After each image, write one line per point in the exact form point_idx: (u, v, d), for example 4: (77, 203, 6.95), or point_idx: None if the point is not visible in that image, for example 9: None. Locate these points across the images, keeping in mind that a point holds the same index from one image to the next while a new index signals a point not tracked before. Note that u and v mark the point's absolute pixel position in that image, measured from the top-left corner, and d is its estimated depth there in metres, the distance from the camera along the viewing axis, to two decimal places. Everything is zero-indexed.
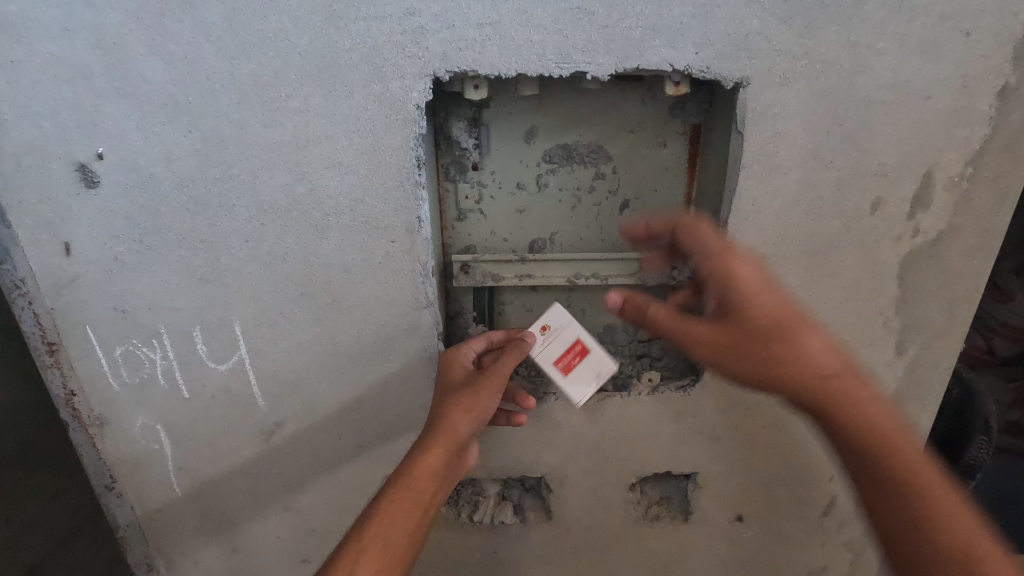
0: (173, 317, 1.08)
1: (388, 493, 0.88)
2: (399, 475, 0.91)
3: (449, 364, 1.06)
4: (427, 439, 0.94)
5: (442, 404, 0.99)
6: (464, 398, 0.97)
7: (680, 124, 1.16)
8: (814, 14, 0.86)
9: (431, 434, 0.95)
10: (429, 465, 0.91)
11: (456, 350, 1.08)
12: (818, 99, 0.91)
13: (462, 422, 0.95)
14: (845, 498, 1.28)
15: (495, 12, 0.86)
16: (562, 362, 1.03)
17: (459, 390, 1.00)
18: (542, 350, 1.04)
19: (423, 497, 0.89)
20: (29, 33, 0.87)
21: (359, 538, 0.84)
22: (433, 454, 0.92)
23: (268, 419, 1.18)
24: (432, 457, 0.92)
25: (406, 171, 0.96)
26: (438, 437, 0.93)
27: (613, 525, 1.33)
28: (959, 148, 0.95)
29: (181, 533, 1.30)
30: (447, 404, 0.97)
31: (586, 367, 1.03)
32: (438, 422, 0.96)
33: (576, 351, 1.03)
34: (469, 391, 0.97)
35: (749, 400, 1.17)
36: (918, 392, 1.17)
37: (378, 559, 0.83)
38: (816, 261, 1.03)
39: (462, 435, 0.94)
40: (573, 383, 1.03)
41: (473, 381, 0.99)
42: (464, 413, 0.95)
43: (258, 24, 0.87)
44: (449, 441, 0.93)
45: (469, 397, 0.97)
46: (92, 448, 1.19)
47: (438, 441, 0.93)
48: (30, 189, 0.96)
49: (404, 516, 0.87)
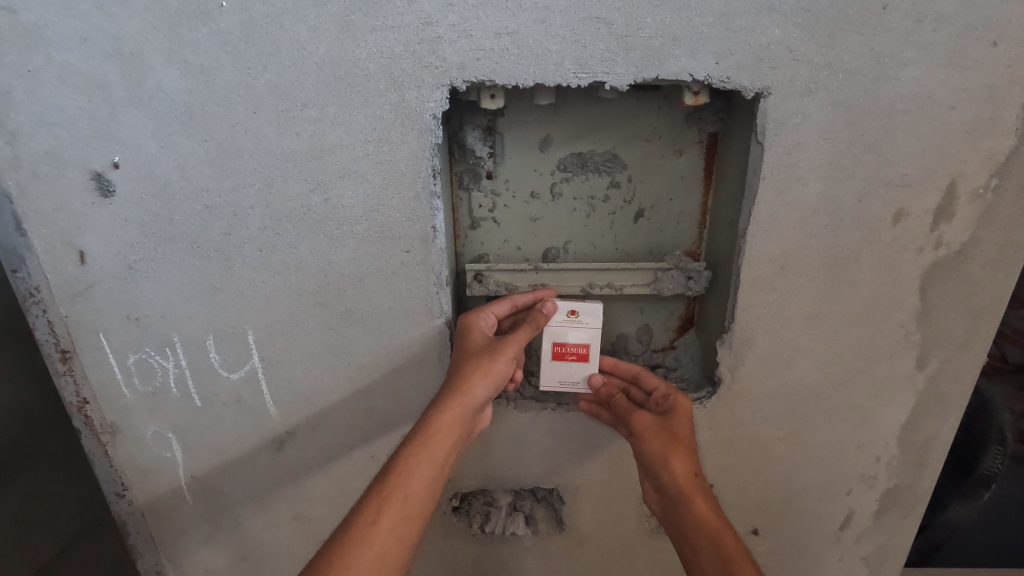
0: (186, 325, 1.08)
1: (408, 448, 0.91)
2: (418, 430, 0.93)
3: (464, 323, 1.05)
4: (444, 399, 0.95)
5: (457, 364, 0.99)
6: (482, 361, 0.98)
7: (697, 133, 1.15)
8: (837, 24, 0.84)
9: (447, 394, 0.96)
10: (447, 423, 0.94)
11: (473, 311, 1.06)
12: (839, 109, 0.89)
13: (480, 385, 0.97)
14: (862, 512, 1.26)
15: (514, 21, 0.85)
16: (562, 345, 1.08)
17: (476, 351, 1.00)
18: (555, 324, 1.07)
19: (440, 453, 0.92)
20: (47, 43, 0.87)
21: (381, 490, 0.88)
22: (450, 411, 0.94)
23: (280, 428, 1.18)
24: (449, 417, 0.94)
25: (421, 181, 0.96)
26: (455, 397, 0.95)
27: (626, 537, 1.31)
28: (984, 159, 0.93)
29: (192, 540, 1.29)
30: (463, 366, 0.98)
31: (575, 368, 1.10)
32: (454, 383, 0.96)
33: (580, 348, 1.09)
34: (487, 355, 0.98)
35: (766, 413, 1.15)
36: (939, 406, 1.14)
37: (399, 509, 0.87)
38: (836, 273, 1.01)
39: (479, 397, 0.96)
40: (554, 366, 1.10)
41: (490, 345, 1.00)
42: (482, 377, 0.97)
43: (275, 34, 0.87)
44: (466, 402, 0.95)
45: (488, 361, 0.98)
46: (104, 456, 1.19)
47: (456, 400, 0.95)
48: (46, 198, 0.96)
49: (424, 468, 0.91)
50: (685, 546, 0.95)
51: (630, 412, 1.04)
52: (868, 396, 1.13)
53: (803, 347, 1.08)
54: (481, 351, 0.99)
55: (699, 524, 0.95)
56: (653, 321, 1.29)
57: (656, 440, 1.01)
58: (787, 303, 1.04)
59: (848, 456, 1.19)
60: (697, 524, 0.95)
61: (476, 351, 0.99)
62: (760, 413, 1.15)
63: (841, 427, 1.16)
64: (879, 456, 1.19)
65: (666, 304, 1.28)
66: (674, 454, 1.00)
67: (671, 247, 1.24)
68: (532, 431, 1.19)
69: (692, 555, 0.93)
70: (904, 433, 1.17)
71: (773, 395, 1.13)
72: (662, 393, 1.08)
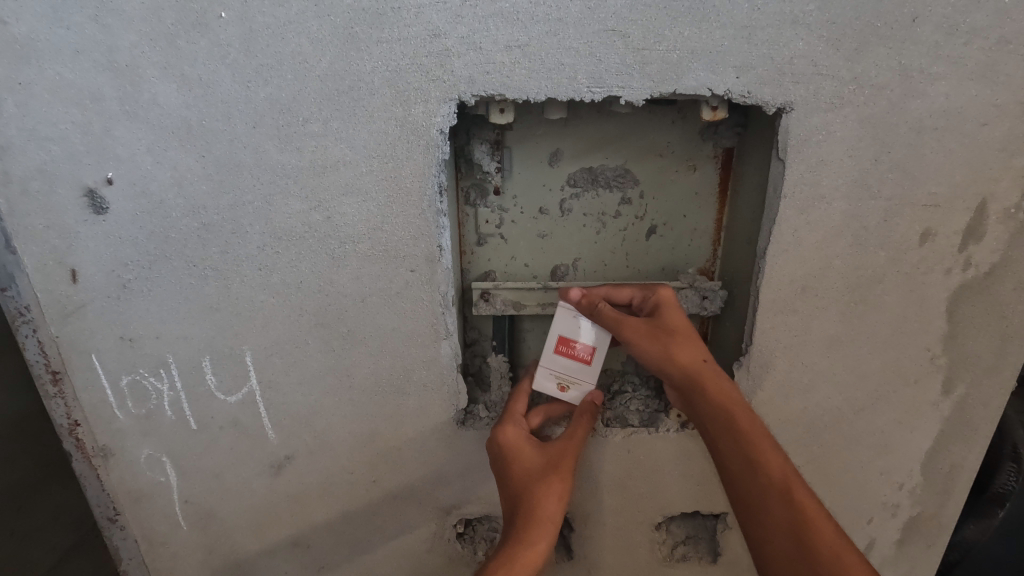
0: (182, 346, 1.04)
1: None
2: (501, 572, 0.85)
3: (506, 438, 0.99)
4: (523, 532, 0.89)
5: (523, 491, 0.94)
6: (554, 482, 0.94)
7: (712, 148, 1.11)
8: (864, 37, 0.81)
9: (527, 524, 0.90)
10: (535, 557, 0.88)
11: (510, 422, 1.01)
12: (866, 126, 0.86)
13: (556, 509, 0.92)
14: (884, 541, 1.21)
15: (526, 34, 0.82)
16: (583, 356, 1.01)
17: (544, 472, 0.95)
18: (584, 379, 1.02)
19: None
20: (39, 54, 0.83)
21: None
22: (539, 546, 0.88)
23: (278, 452, 1.13)
24: (535, 553, 0.88)
25: (427, 199, 0.92)
26: (537, 529, 0.90)
27: (637, 565, 1.26)
28: (1016, 177, 0.89)
29: (185, 567, 1.24)
30: (534, 491, 0.93)
31: (578, 331, 1.01)
32: (532, 512, 0.91)
33: (568, 345, 1.01)
34: (557, 476, 0.94)
35: (785, 439, 1.10)
36: (965, 432, 1.10)
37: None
38: (860, 295, 0.97)
39: (558, 525, 0.92)
40: (601, 335, 1.00)
41: (553, 462, 0.96)
42: (557, 498, 0.93)
43: (276, 46, 0.83)
44: (550, 530, 0.91)
45: (558, 482, 0.94)
46: (95, 480, 1.14)
47: (539, 530, 0.90)
48: (36, 215, 0.92)
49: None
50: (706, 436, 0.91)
51: (617, 327, 0.96)
52: (891, 422, 1.08)
53: (824, 371, 1.04)
54: (546, 471, 0.95)
55: (712, 412, 0.89)
56: None
57: (651, 344, 0.94)
58: (808, 325, 1.00)
59: (870, 484, 1.14)
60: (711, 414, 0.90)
61: (541, 472, 0.95)
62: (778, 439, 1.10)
63: (863, 454, 1.12)
64: (902, 483, 1.14)
65: None
66: (669, 349, 0.93)
67: (684, 265, 1.20)
68: None
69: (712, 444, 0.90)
70: (928, 461, 1.12)
71: (792, 421, 1.08)
72: (642, 297, 1.02)
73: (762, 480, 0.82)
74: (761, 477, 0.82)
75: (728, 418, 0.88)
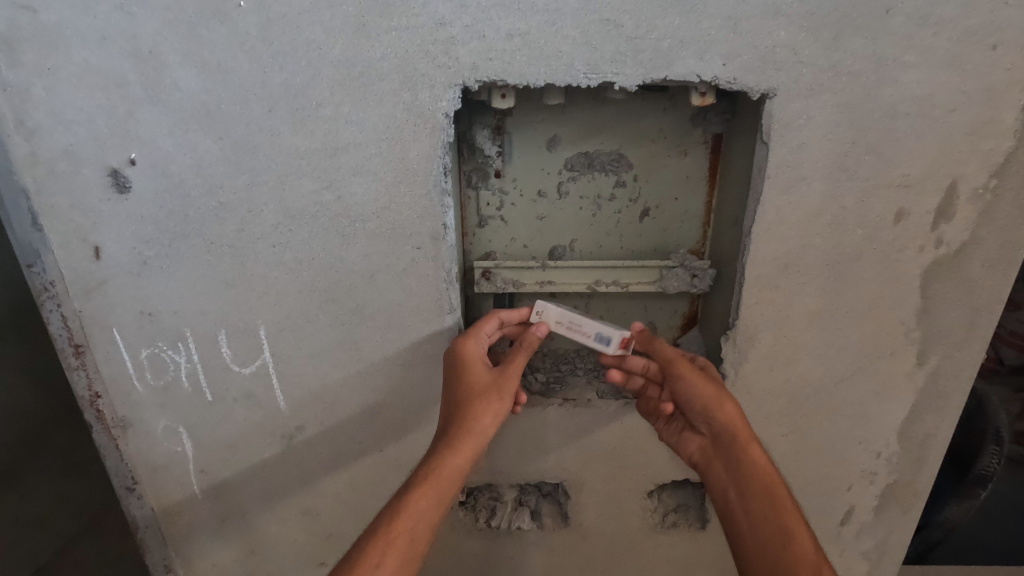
0: (199, 321, 1.09)
1: (420, 489, 0.90)
2: (428, 474, 0.92)
3: (465, 353, 1.03)
4: (453, 439, 0.95)
5: (462, 401, 0.99)
6: (492, 400, 0.99)
7: (702, 133, 1.17)
8: (841, 27, 0.87)
9: (455, 433, 0.96)
10: (456, 465, 0.94)
11: (468, 337, 1.04)
12: (843, 111, 0.92)
13: (488, 425, 0.98)
14: (863, 508, 1.28)
15: (526, 23, 0.87)
16: (586, 315, 1.05)
17: (483, 390, 0.99)
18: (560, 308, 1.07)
19: (448, 495, 0.92)
20: (67, 41, 0.88)
21: (388, 529, 0.86)
22: (462, 455, 0.94)
23: (289, 423, 1.20)
24: (460, 461, 0.94)
25: (433, 179, 0.98)
26: (466, 441, 0.95)
27: (630, 532, 1.33)
28: (983, 160, 0.95)
29: (199, 534, 1.31)
30: (471, 405, 0.98)
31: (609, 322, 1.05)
32: (464, 423, 0.97)
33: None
34: (497, 396, 0.99)
35: (768, 409, 1.17)
36: (938, 403, 1.17)
37: (405, 552, 0.85)
38: (838, 271, 1.03)
39: (488, 438, 0.98)
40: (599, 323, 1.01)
41: (496, 383, 1.00)
42: (491, 416, 0.98)
43: (292, 34, 0.88)
44: (476, 442, 0.96)
45: (497, 402, 0.99)
46: (114, 450, 1.21)
47: (464, 440, 0.96)
48: (62, 194, 0.97)
49: (430, 511, 0.89)
50: (733, 496, 0.95)
51: (675, 364, 1.02)
52: (869, 393, 1.15)
53: (806, 343, 1.10)
54: (488, 389, 0.99)
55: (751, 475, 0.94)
56: (657, 319, 1.32)
57: (708, 392, 1.00)
58: (790, 300, 1.06)
59: (849, 452, 1.21)
60: (747, 473, 0.94)
61: (483, 388, 0.99)
62: (762, 409, 1.17)
63: (842, 423, 1.18)
64: (879, 451, 1.21)
65: (670, 302, 1.30)
66: (722, 401, 1.00)
67: (675, 246, 1.26)
68: (538, 426, 1.20)
69: (738, 504, 0.93)
70: (904, 430, 1.19)
71: (775, 391, 1.15)
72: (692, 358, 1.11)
73: (794, 548, 0.84)
74: (790, 546, 0.85)
75: (768, 487, 0.92)
